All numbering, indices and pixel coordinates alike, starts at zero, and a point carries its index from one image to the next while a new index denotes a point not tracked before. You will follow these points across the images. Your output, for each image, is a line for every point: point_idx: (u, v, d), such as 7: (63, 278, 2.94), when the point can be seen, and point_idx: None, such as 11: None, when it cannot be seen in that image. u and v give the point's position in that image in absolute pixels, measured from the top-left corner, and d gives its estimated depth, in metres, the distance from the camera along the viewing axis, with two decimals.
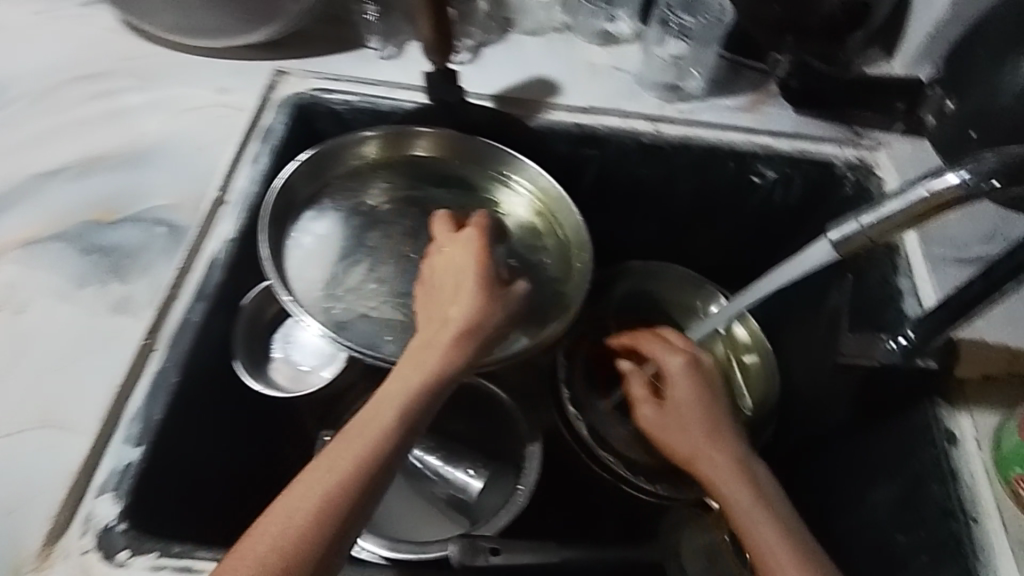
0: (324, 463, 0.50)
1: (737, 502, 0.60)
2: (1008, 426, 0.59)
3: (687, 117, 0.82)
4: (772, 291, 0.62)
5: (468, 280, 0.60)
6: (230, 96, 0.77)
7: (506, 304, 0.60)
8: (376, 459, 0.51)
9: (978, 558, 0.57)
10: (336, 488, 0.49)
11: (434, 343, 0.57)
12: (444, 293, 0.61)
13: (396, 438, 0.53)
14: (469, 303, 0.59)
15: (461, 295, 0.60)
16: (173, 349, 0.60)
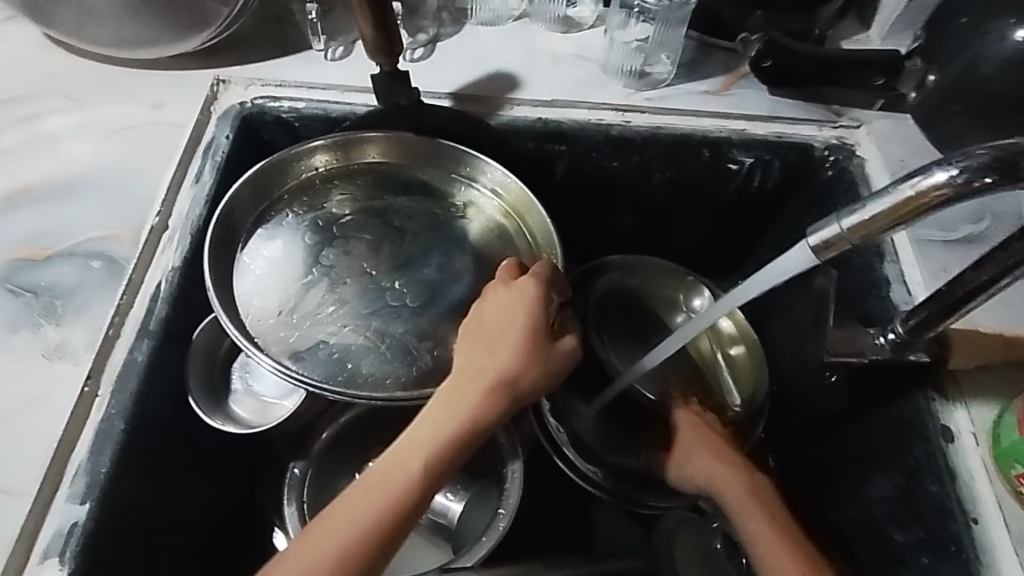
0: (338, 525, 0.47)
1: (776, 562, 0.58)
2: (1006, 420, 0.56)
3: (657, 104, 0.78)
4: (760, 292, 0.56)
5: (519, 328, 0.55)
6: (167, 112, 0.72)
7: (557, 362, 0.55)
8: (393, 522, 0.48)
9: (982, 562, 0.54)
10: (349, 547, 0.46)
11: (476, 397, 0.52)
12: (490, 339, 0.55)
13: (416, 504, 0.48)
14: (518, 359, 0.53)
15: (507, 347, 0.54)
16: (118, 395, 0.56)
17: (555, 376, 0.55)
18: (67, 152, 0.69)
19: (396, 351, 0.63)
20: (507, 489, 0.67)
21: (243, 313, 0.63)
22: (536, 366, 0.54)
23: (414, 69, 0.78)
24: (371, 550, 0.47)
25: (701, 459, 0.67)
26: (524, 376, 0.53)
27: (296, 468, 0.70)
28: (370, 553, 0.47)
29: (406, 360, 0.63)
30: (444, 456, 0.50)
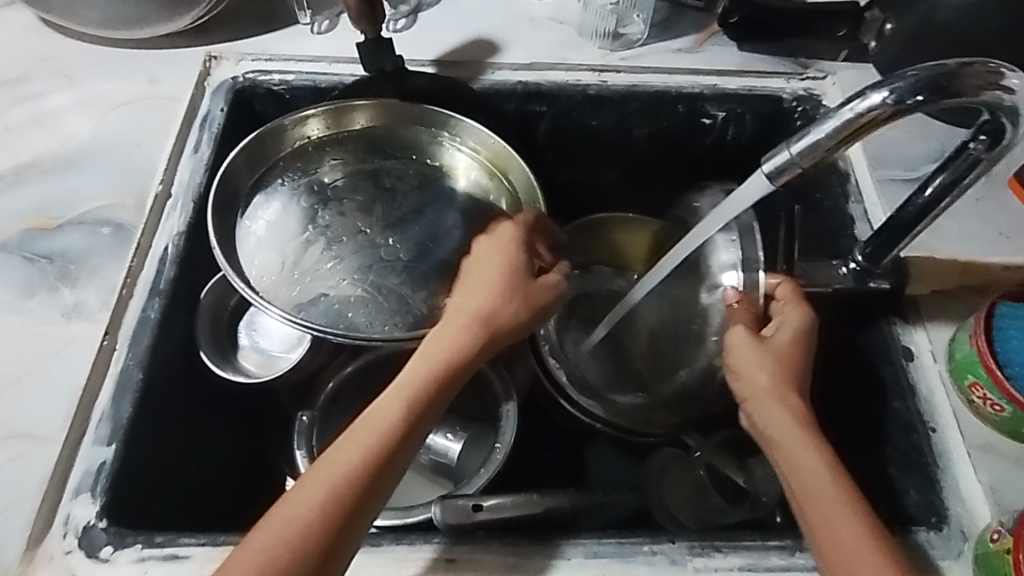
0: (334, 462, 0.50)
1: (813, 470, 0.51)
2: (960, 336, 0.61)
3: (632, 64, 0.81)
4: (727, 220, 0.60)
5: (499, 271, 0.60)
6: (162, 87, 0.76)
7: (534, 298, 0.59)
8: (384, 452, 0.50)
9: (939, 466, 0.59)
10: (343, 479, 0.49)
11: (454, 337, 0.56)
12: (470, 285, 0.60)
13: (402, 439, 0.51)
14: (495, 299, 0.58)
15: (485, 289, 0.59)
16: (134, 347, 0.60)
17: (535, 312, 0.59)
18: (70, 129, 0.73)
19: (392, 302, 0.68)
20: (504, 429, 0.73)
21: (248, 272, 0.67)
22: (514, 303, 0.58)
23: (397, 39, 0.81)
24: (363, 485, 0.49)
25: (766, 375, 0.57)
26: (502, 313, 0.58)
27: (304, 417, 0.74)
28: (361, 488, 0.49)
29: (402, 309, 0.68)
30: (427, 394, 0.53)
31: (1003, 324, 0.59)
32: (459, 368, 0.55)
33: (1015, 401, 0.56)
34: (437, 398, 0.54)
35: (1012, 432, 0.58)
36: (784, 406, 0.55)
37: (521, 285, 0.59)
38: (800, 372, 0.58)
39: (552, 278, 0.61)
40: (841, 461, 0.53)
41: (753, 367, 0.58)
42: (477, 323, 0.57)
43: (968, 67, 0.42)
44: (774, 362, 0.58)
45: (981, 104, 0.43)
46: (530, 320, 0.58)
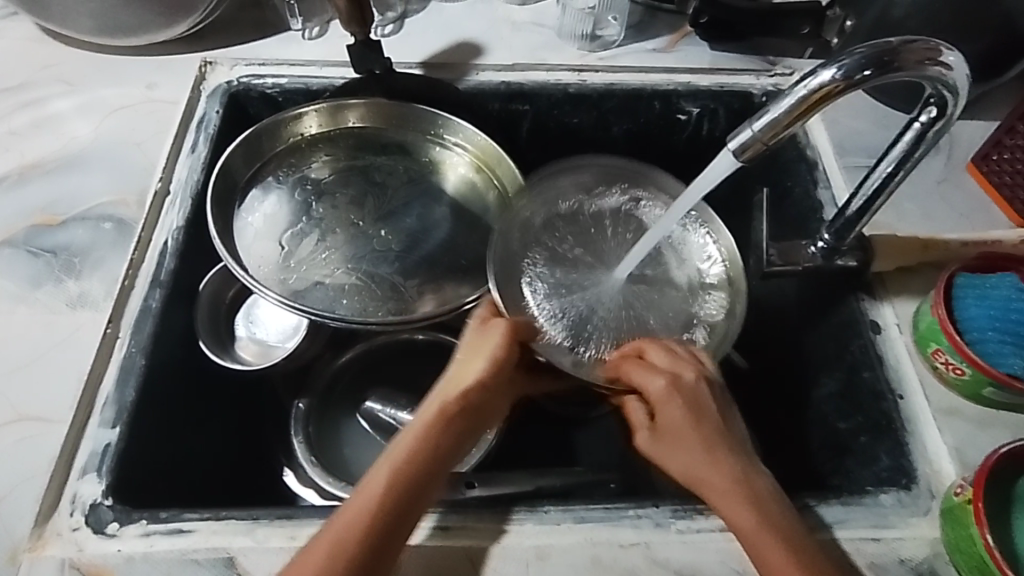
0: (328, 531, 0.50)
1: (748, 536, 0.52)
2: (923, 308, 0.64)
3: (609, 63, 0.86)
4: (691, 205, 0.63)
5: (468, 334, 0.63)
6: (159, 91, 0.79)
7: (490, 345, 0.60)
8: (383, 503, 0.51)
9: (907, 429, 0.62)
10: (343, 533, 0.49)
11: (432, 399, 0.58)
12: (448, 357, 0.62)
13: (394, 501, 0.51)
14: (464, 361, 0.60)
15: (457, 358, 0.61)
16: (137, 335, 0.62)
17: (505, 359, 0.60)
18: (71, 131, 0.76)
19: (384, 289, 0.72)
20: None
21: (247, 261, 0.71)
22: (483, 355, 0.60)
23: (385, 43, 0.85)
24: (354, 548, 0.48)
25: (676, 456, 0.57)
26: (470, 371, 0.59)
27: (300, 404, 0.77)
28: (356, 553, 0.48)
29: (393, 295, 0.71)
30: (414, 457, 0.53)
31: (961, 294, 0.62)
32: (444, 427, 0.56)
33: (974, 364, 0.59)
34: (428, 458, 0.54)
35: (972, 395, 0.62)
36: (707, 487, 0.55)
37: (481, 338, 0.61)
38: (706, 435, 0.57)
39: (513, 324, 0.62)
40: (776, 513, 0.53)
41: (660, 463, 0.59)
42: (451, 385, 0.58)
43: (909, 44, 0.46)
44: (675, 448, 0.57)
45: (923, 77, 0.47)
46: (495, 368, 0.59)
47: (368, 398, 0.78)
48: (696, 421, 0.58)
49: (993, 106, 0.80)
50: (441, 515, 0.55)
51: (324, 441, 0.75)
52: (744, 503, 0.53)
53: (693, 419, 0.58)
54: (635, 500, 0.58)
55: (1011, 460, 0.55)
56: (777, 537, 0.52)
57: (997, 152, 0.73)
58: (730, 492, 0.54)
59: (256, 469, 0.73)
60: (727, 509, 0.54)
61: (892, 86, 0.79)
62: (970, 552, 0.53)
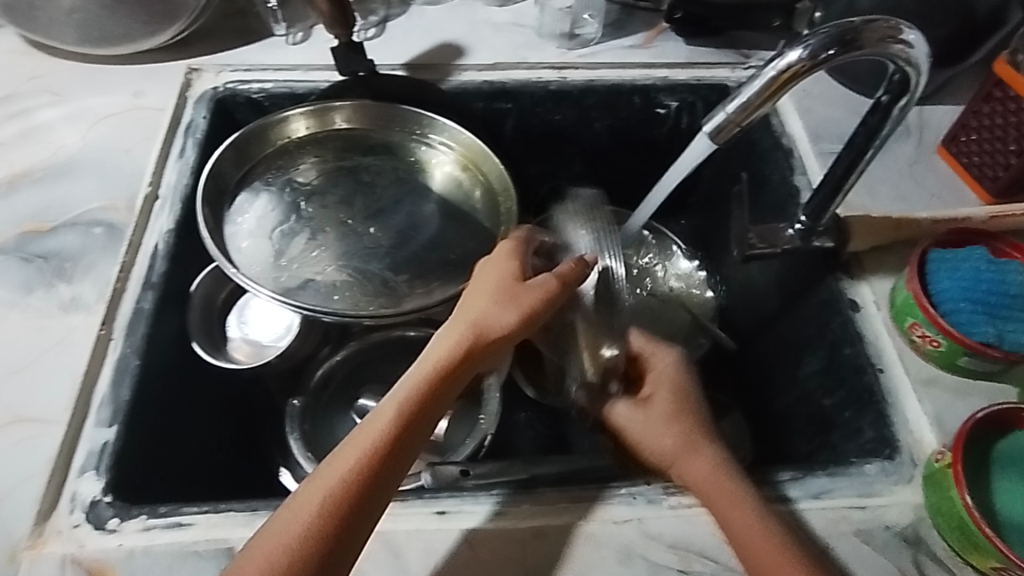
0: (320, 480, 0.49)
1: (720, 496, 0.54)
2: (899, 283, 0.67)
3: (589, 60, 0.88)
4: (674, 185, 0.64)
5: (492, 284, 0.58)
6: (147, 99, 0.80)
7: (519, 302, 0.56)
8: (379, 461, 0.50)
9: (888, 401, 0.64)
10: (337, 491, 0.48)
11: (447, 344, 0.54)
12: (469, 290, 0.58)
13: (393, 454, 0.50)
14: (492, 306, 0.56)
15: (483, 300, 0.56)
16: (131, 336, 0.63)
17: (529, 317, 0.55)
18: (60, 140, 0.77)
19: (374, 284, 0.72)
20: (484, 400, 0.77)
21: (238, 261, 0.72)
22: (504, 310, 0.55)
23: (369, 46, 0.87)
24: (347, 506, 0.48)
25: (664, 427, 0.59)
26: (497, 322, 0.55)
27: (295, 403, 0.77)
28: (345, 512, 0.48)
29: (384, 291, 0.72)
30: (415, 406, 0.52)
31: (934, 268, 0.64)
32: (450, 378, 0.53)
33: (950, 335, 0.61)
34: (430, 412, 0.52)
35: (949, 365, 0.64)
36: (690, 450, 0.57)
37: (520, 288, 0.57)
38: (689, 419, 0.60)
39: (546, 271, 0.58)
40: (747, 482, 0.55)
41: (641, 434, 0.60)
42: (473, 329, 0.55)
43: (871, 23, 0.48)
44: (661, 428, 0.59)
45: (887, 55, 0.49)
46: (525, 323, 0.55)
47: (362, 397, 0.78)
48: (684, 401, 0.61)
49: (958, 92, 0.83)
50: (438, 500, 0.56)
51: (320, 438, 0.76)
52: (723, 478, 0.55)
53: (679, 402, 0.61)
54: (628, 480, 0.59)
55: (986, 424, 0.57)
56: (750, 499, 0.54)
57: (964, 134, 0.76)
58: (711, 458, 0.57)
59: (252, 469, 0.73)
60: (699, 480, 0.55)
61: (864, 76, 0.81)
62: (950, 514, 0.55)
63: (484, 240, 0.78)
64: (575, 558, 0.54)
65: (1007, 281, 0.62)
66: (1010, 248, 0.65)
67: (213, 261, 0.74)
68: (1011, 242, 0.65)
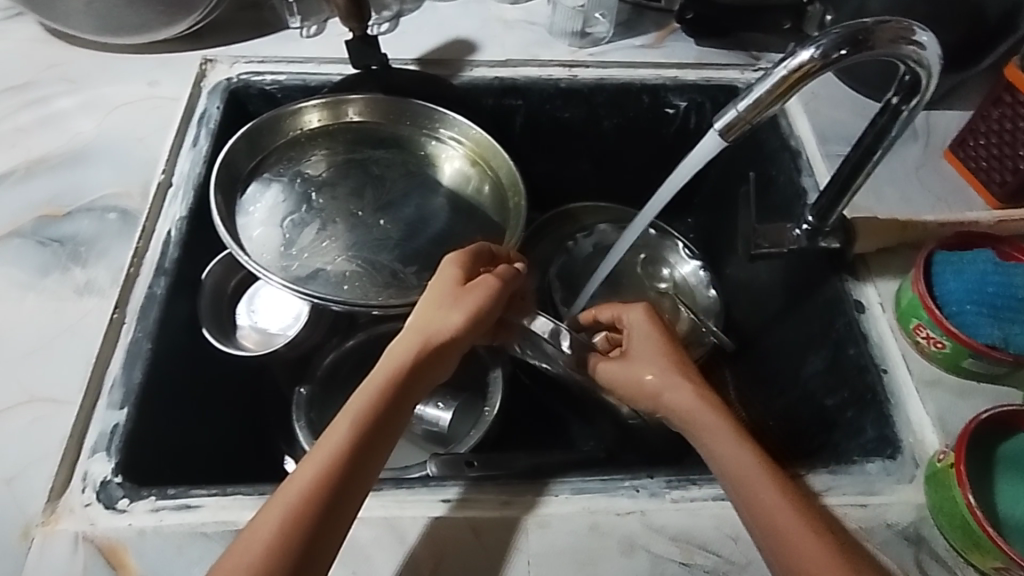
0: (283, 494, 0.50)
1: (715, 438, 0.55)
2: (905, 284, 0.67)
3: (599, 59, 0.89)
4: (681, 183, 0.65)
5: (435, 295, 0.62)
6: (162, 89, 0.81)
7: (464, 305, 0.61)
8: (341, 466, 0.51)
9: (891, 401, 0.64)
10: (300, 500, 0.49)
11: (395, 352, 0.58)
12: (416, 306, 0.62)
13: (354, 457, 0.51)
14: (437, 314, 0.60)
15: (428, 310, 0.61)
16: (143, 320, 0.64)
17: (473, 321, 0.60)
18: (76, 127, 0.78)
19: (384, 276, 0.73)
20: (490, 391, 0.78)
21: (250, 250, 0.73)
22: (447, 315, 0.60)
23: (382, 40, 0.87)
24: (312, 514, 0.49)
25: (648, 366, 0.61)
26: (443, 326, 0.60)
27: (302, 390, 0.78)
28: (314, 517, 0.49)
29: (393, 282, 0.73)
30: (372, 412, 0.54)
31: (940, 270, 0.65)
32: (403, 383, 0.56)
33: (955, 336, 0.61)
34: (389, 414, 0.55)
35: (953, 367, 0.64)
36: (678, 388, 0.59)
37: (462, 297, 0.61)
38: (671, 360, 0.61)
39: (488, 277, 0.63)
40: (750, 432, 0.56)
41: (627, 375, 0.62)
42: (418, 337, 0.59)
43: (882, 24, 0.49)
44: (634, 364, 0.62)
45: (898, 56, 0.50)
46: (468, 327, 0.60)
47: None
48: (659, 338, 0.63)
49: (967, 96, 0.84)
50: (443, 488, 0.57)
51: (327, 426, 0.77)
52: (705, 405, 0.57)
53: (661, 343, 0.63)
54: (632, 473, 0.60)
55: (990, 425, 0.57)
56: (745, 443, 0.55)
57: (972, 138, 0.76)
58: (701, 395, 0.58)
59: (258, 455, 0.74)
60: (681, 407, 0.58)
61: (873, 80, 0.82)
62: (953, 513, 0.55)
63: (492, 234, 0.79)
64: (578, 548, 0.55)
65: (1013, 284, 0.62)
66: (1016, 252, 0.66)
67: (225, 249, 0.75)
68: (1017, 245, 0.66)
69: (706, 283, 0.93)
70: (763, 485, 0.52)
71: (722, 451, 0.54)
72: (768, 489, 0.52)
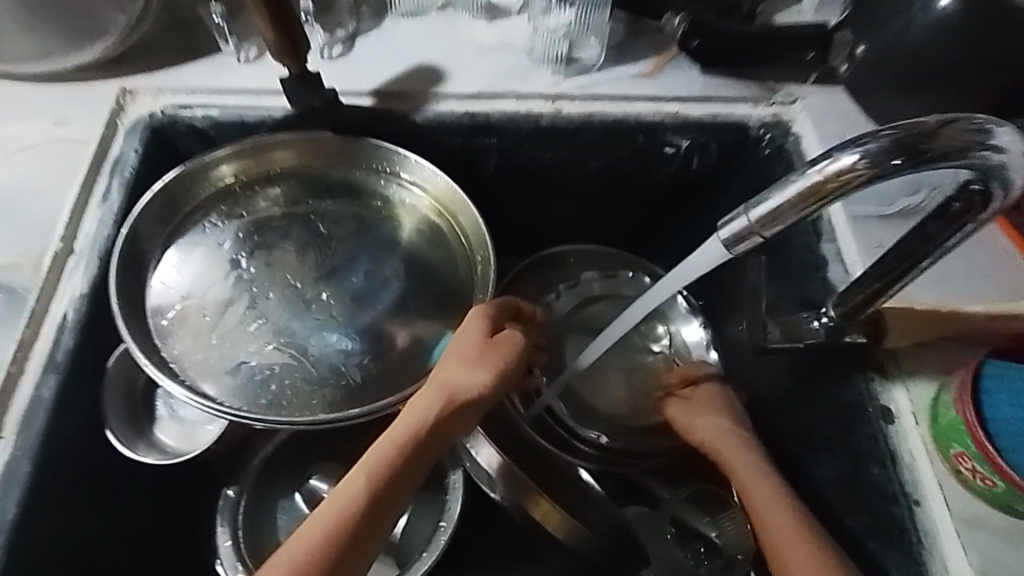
0: (292, 545, 0.49)
1: (743, 469, 0.64)
2: (944, 399, 0.55)
3: (586, 91, 0.75)
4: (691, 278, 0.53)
5: (463, 345, 0.58)
6: (69, 129, 0.69)
7: (491, 360, 0.57)
8: (349, 526, 0.50)
9: (923, 543, 0.54)
10: (305, 556, 0.48)
11: (417, 407, 0.55)
12: (441, 357, 0.59)
13: (363, 519, 0.50)
14: (462, 368, 0.57)
15: (452, 362, 0.57)
16: (23, 435, 0.54)
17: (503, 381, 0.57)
18: None
19: (321, 369, 0.62)
20: (450, 501, 0.67)
21: (157, 336, 0.61)
22: (475, 373, 0.56)
23: (324, 71, 0.74)
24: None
25: (708, 421, 0.70)
26: (466, 384, 0.56)
27: (230, 492, 0.69)
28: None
29: (332, 377, 0.61)
30: (386, 473, 0.52)
31: (988, 389, 0.53)
32: (422, 442, 0.54)
33: (1007, 477, 0.50)
34: (403, 475, 0.53)
35: (1003, 506, 0.53)
36: (730, 440, 0.68)
37: (490, 353, 0.58)
38: (731, 413, 0.71)
39: (517, 336, 0.60)
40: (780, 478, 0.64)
41: (692, 422, 0.71)
42: (441, 392, 0.56)
43: (951, 122, 0.37)
44: (695, 412, 0.72)
45: (965, 165, 0.38)
46: (495, 386, 0.56)
47: (313, 475, 0.72)
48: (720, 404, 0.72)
49: None
50: None
51: (263, 529, 0.69)
52: (736, 448, 0.67)
53: (723, 403, 0.73)
54: None
55: None
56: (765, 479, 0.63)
57: None
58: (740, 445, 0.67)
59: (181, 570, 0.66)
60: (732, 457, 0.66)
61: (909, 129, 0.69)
62: None
63: (456, 307, 0.67)
64: None
65: None
66: None
67: (123, 344, 0.62)
68: None
69: (706, 344, 0.81)
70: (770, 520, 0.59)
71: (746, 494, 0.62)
72: (788, 518, 0.58)
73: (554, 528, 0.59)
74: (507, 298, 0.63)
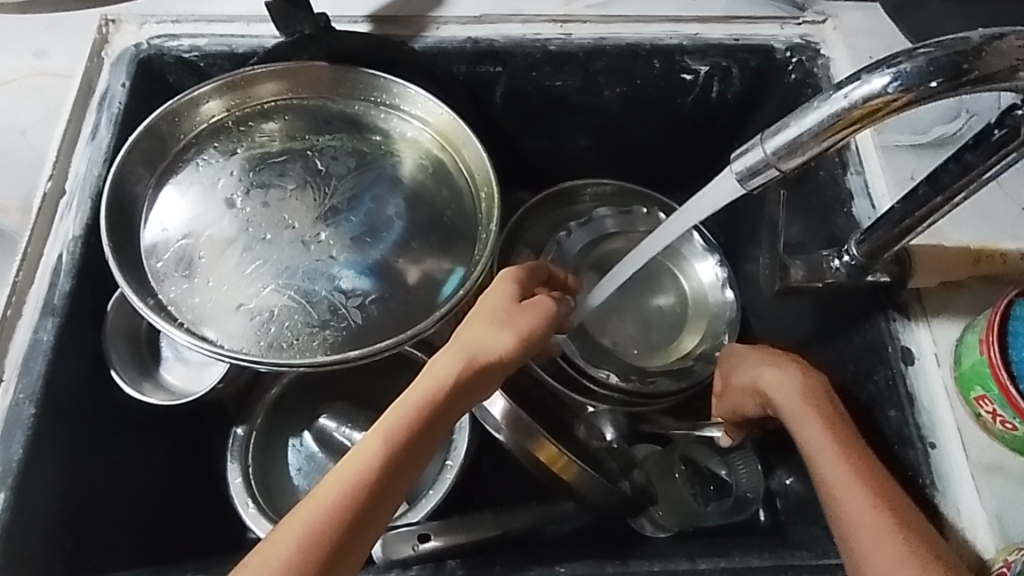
0: (305, 509, 0.46)
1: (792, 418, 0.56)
2: (969, 341, 0.52)
3: (598, 13, 0.70)
4: (714, 211, 0.51)
5: (486, 309, 0.55)
6: (52, 62, 0.66)
7: (519, 324, 0.54)
8: (365, 489, 0.46)
9: (935, 485, 0.52)
10: (323, 518, 0.45)
11: (436, 370, 0.51)
12: (463, 319, 0.55)
13: (383, 479, 0.47)
14: (486, 330, 0.53)
15: (475, 324, 0.54)
16: (25, 379, 0.55)
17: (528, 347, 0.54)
18: None
19: (321, 312, 0.60)
20: (456, 441, 0.68)
21: (153, 278, 0.60)
22: (500, 337, 0.53)
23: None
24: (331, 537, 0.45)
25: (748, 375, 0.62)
26: (490, 346, 0.52)
27: (240, 430, 0.69)
28: (334, 540, 0.45)
29: (332, 319, 0.60)
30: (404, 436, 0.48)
31: (1015, 328, 0.50)
32: (442, 405, 0.50)
33: None
34: (424, 440, 0.49)
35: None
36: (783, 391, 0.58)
37: (515, 316, 0.54)
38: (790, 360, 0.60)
39: (545, 299, 0.56)
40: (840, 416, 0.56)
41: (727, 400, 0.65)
42: (462, 354, 0.52)
43: (1000, 40, 0.34)
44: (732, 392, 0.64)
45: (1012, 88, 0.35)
46: (519, 350, 0.53)
47: (324, 412, 0.72)
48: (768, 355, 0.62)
49: None
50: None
51: (271, 467, 0.69)
52: (793, 395, 0.58)
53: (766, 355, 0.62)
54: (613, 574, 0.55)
55: None
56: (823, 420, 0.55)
57: None
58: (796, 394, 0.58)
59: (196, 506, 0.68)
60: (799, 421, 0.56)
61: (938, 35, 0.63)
62: None
63: (461, 246, 0.65)
64: None
65: None
66: None
67: (117, 291, 0.62)
68: None
69: (722, 283, 0.79)
70: (851, 487, 0.50)
71: (817, 458, 0.53)
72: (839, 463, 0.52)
73: (564, 473, 0.59)
74: (531, 264, 0.60)
